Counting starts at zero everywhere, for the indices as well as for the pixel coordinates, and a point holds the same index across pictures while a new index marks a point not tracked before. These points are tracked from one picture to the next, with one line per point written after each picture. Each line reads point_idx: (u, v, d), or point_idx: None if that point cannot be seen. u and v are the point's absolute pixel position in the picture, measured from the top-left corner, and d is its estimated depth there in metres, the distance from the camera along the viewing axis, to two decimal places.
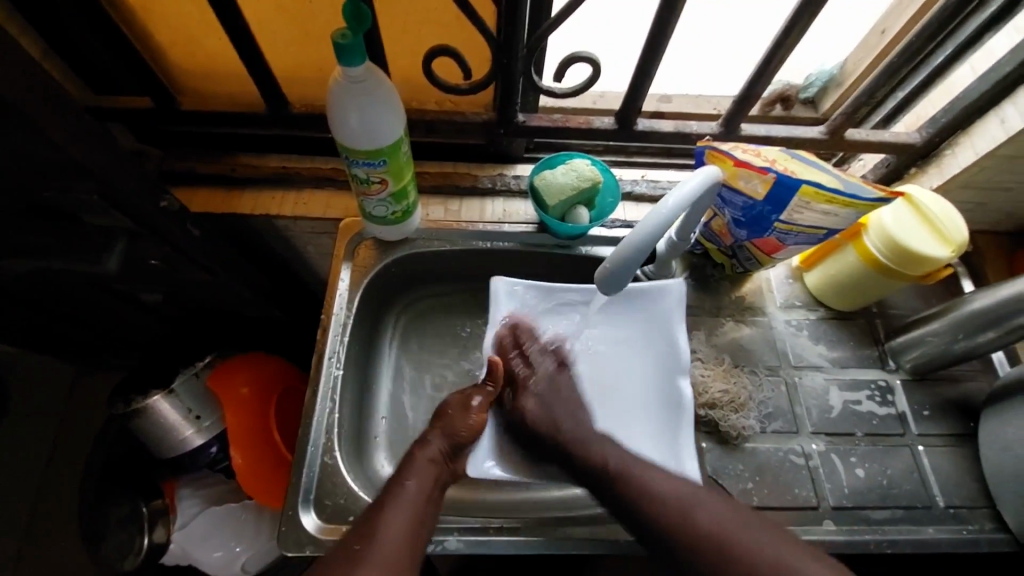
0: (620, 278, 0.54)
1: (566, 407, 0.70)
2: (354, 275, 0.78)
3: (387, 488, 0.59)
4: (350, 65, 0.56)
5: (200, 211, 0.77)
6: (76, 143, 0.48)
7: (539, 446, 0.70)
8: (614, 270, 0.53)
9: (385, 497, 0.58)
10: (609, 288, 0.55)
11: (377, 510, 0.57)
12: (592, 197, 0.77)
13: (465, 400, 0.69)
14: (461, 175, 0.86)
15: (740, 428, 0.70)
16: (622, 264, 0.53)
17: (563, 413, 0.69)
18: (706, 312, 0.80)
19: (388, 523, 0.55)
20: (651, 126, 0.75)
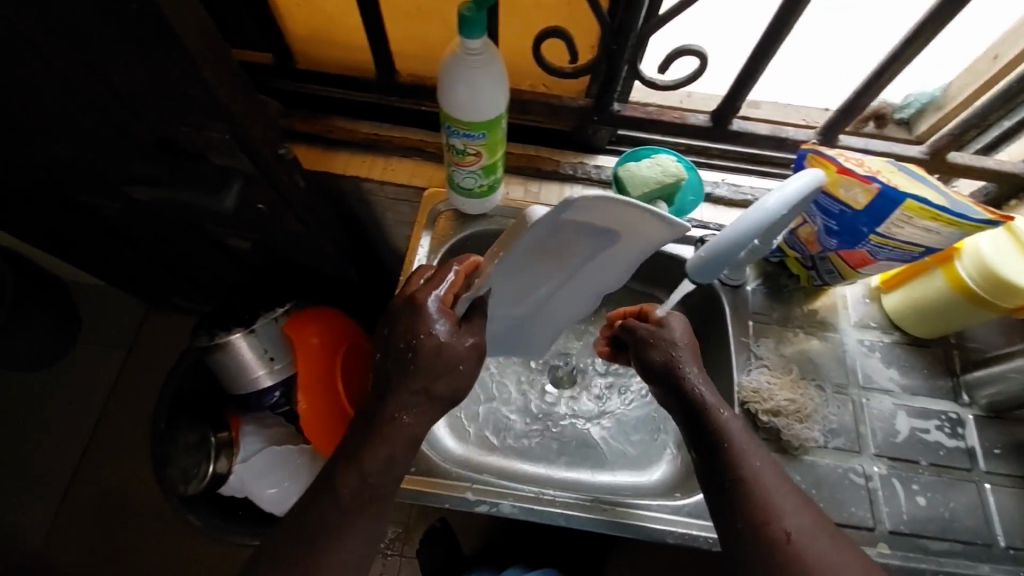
0: (713, 267, 0.56)
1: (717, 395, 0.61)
2: (434, 243, 0.82)
3: (345, 474, 0.54)
4: (469, 37, 0.58)
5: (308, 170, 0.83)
6: (226, 84, 0.52)
7: (686, 424, 0.61)
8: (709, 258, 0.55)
9: (365, 497, 0.54)
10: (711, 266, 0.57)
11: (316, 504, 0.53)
12: (673, 193, 0.77)
13: (458, 354, 0.56)
14: (543, 159, 0.87)
15: (803, 439, 0.69)
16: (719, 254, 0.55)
17: (715, 399, 0.60)
18: (775, 321, 0.79)
19: (353, 530, 0.53)
20: (747, 128, 0.75)
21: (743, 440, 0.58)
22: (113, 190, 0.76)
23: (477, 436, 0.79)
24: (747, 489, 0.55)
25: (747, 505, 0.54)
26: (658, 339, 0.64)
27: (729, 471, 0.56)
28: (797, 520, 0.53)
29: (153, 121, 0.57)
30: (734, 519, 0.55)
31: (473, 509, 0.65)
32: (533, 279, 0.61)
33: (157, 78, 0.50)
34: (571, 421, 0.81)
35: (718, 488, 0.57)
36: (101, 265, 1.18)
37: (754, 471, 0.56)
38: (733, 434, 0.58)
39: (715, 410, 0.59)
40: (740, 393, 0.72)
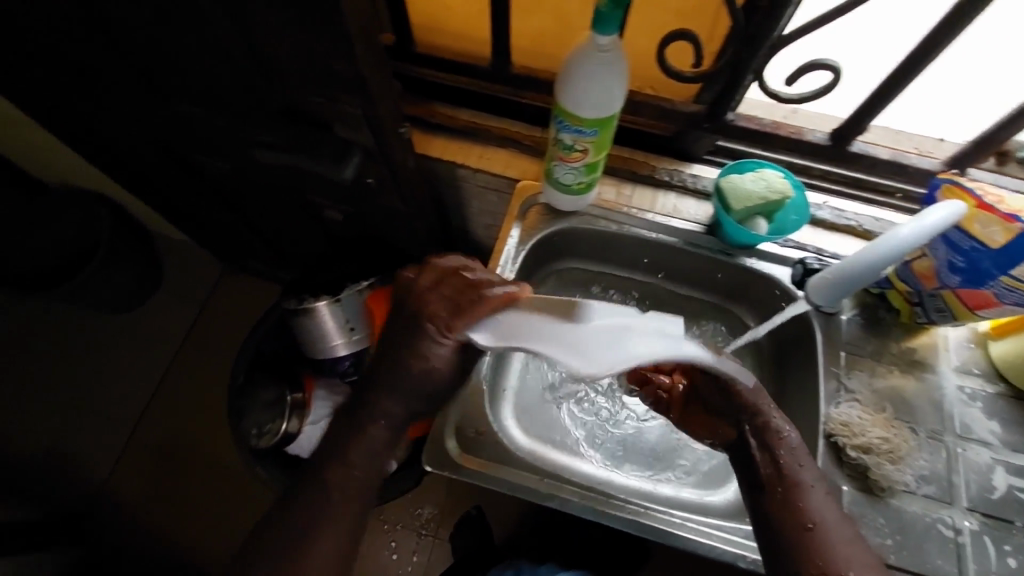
0: (837, 289, 0.64)
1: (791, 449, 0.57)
2: (524, 233, 0.83)
3: (334, 471, 0.57)
4: (600, 33, 0.58)
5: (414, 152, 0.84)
6: (373, 61, 0.54)
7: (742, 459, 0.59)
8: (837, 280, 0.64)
9: (351, 491, 0.57)
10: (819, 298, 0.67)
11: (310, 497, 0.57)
12: (775, 210, 0.76)
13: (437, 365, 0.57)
14: (640, 164, 0.86)
15: (893, 480, 0.66)
16: (846, 278, 0.63)
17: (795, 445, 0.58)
18: (869, 354, 0.76)
19: (333, 523, 0.56)
20: (868, 150, 0.74)
21: (813, 477, 0.56)
22: (230, 151, 0.81)
23: (545, 431, 0.80)
24: (814, 531, 0.53)
25: (813, 546, 0.52)
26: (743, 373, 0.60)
27: (798, 509, 0.54)
28: (859, 565, 0.51)
29: (294, 91, 0.59)
30: (796, 559, 0.53)
31: (544, 502, 0.66)
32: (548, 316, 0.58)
33: (313, 51, 0.52)
34: (640, 429, 0.81)
35: (778, 525, 0.55)
36: (194, 221, 1.25)
37: (822, 512, 0.54)
38: (803, 472, 0.56)
39: (793, 448, 0.57)
40: (828, 425, 0.70)
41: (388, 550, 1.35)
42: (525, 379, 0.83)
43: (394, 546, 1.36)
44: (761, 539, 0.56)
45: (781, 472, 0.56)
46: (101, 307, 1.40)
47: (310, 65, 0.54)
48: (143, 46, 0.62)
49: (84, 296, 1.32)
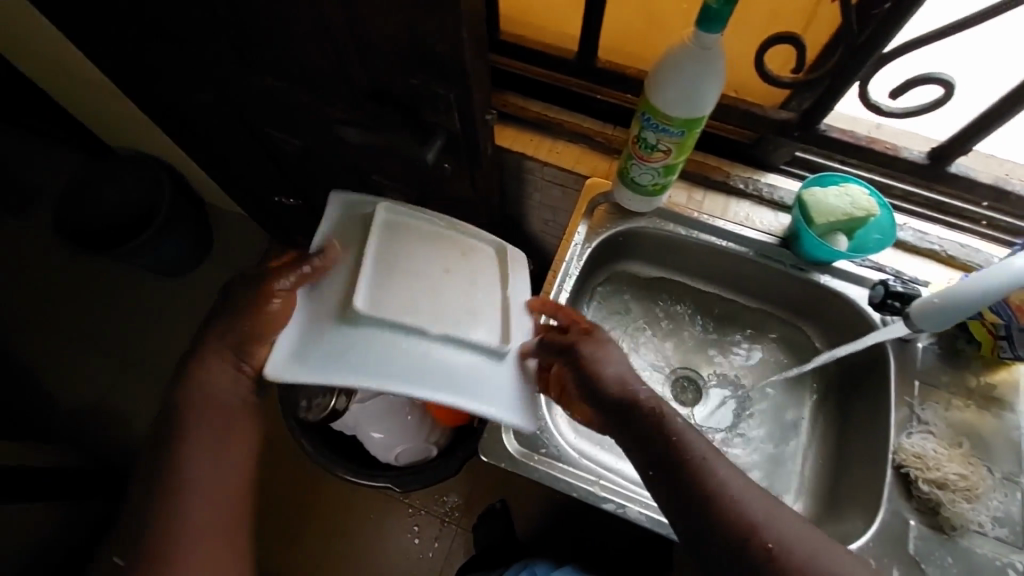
0: (945, 314, 0.61)
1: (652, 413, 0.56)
2: (590, 232, 0.81)
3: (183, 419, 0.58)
4: (706, 31, 0.57)
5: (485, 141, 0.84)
6: (475, 45, 0.53)
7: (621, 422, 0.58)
8: (945, 305, 0.60)
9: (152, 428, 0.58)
10: (927, 321, 0.63)
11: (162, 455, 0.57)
12: (858, 227, 0.73)
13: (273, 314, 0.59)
14: (713, 169, 0.84)
15: (967, 519, 0.63)
16: (957, 304, 0.59)
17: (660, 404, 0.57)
18: (947, 386, 0.72)
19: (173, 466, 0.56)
20: (968, 172, 0.70)
21: (694, 439, 0.54)
22: (306, 126, 0.81)
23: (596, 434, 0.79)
24: (720, 500, 0.51)
25: (726, 517, 0.50)
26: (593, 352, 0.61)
27: (697, 479, 0.52)
28: (775, 526, 0.50)
29: (389, 70, 0.59)
30: (708, 530, 0.50)
31: (599, 506, 0.64)
32: (410, 261, 0.64)
33: (419, 29, 0.51)
34: None
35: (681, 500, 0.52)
36: (248, 192, 1.26)
37: (724, 474, 0.52)
38: (689, 437, 0.54)
39: (659, 417, 0.56)
40: (899, 456, 0.67)
41: (411, 534, 1.35)
42: None
43: (416, 530, 1.35)
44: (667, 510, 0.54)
45: (666, 440, 0.54)
46: (152, 269, 1.44)
47: (412, 43, 0.53)
48: (241, 15, 0.62)
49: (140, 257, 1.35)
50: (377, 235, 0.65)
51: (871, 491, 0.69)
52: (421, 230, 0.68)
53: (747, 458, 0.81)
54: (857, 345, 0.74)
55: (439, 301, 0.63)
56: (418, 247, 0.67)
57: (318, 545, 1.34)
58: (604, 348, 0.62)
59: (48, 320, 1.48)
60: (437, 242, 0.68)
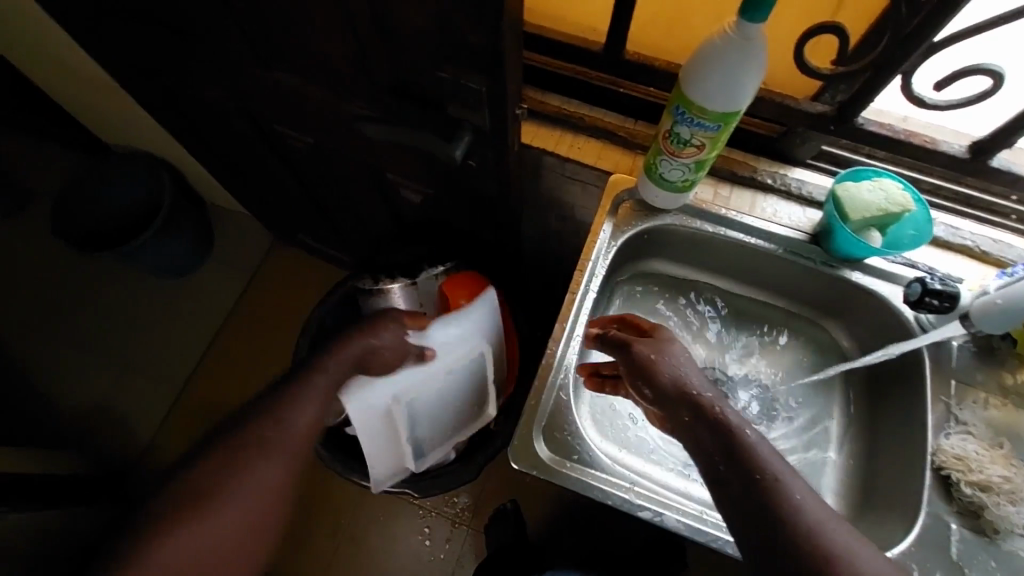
0: (1010, 313, 0.64)
1: (714, 423, 0.53)
2: (615, 230, 0.79)
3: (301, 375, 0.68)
4: (750, 19, 0.55)
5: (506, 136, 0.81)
6: (510, 36, 0.50)
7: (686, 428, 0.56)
8: (1011, 305, 0.63)
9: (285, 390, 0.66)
10: (992, 323, 0.66)
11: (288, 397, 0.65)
12: (891, 223, 0.72)
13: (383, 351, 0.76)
14: (740, 163, 0.82)
15: (1012, 523, 0.62)
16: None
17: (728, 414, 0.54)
18: (985, 385, 0.71)
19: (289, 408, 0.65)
20: (1010, 166, 0.67)
21: (765, 448, 0.51)
22: (319, 121, 0.78)
23: (623, 436, 0.78)
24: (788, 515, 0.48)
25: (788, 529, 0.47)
26: (656, 356, 0.59)
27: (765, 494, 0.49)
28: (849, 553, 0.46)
29: (416, 62, 0.56)
30: (776, 549, 0.47)
31: (634, 514, 0.62)
32: (448, 392, 0.88)
33: (454, 19, 0.48)
34: None
35: (744, 511, 0.49)
36: (251, 190, 1.23)
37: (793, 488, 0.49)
38: (758, 444, 0.51)
39: (722, 426, 0.53)
40: (939, 457, 0.66)
41: (422, 535, 1.33)
42: None
43: (427, 532, 1.33)
44: (726, 518, 0.51)
45: (731, 445, 0.52)
46: (154, 270, 1.40)
47: (445, 34, 0.51)
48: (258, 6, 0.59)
49: (141, 257, 1.31)
50: (467, 352, 0.87)
51: (908, 493, 0.67)
52: (480, 376, 0.91)
53: None
54: (899, 349, 0.72)
55: (422, 427, 0.88)
56: (465, 383, 0.90)
57: (327, 547, 1.32)
58: (672, 345, 0.61)
59: (46, 323, 1.45)
60: (475, 389, 0.92)
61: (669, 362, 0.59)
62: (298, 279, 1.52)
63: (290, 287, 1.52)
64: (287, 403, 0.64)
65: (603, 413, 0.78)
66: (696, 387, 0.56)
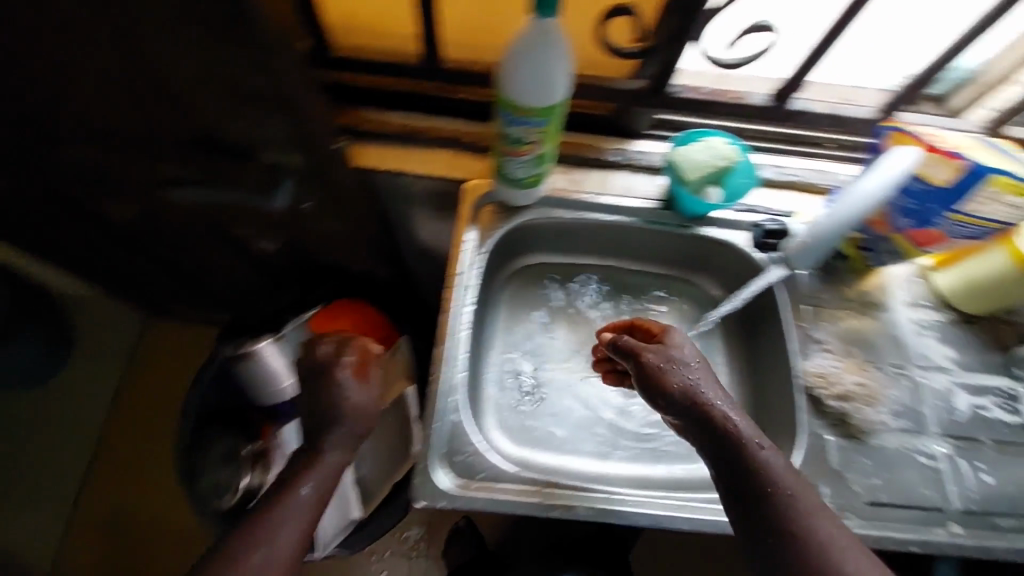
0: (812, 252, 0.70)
1: (733, 439, 0.54)
2: (479, 237, 0.78)
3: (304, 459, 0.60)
4: (542, 16, 0.55)
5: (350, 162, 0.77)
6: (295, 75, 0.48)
7: (702, 439, 0.56)
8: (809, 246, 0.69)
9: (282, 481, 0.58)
10: (802, 259, 0.73)
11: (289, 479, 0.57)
12: (727, 175, 0.76)
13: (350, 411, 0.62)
14: (585, 146, 0.84)
15: (871, 423, 0.70)
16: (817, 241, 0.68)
17: (743, 427, 0.55)
18: (832, 303, 0.79)
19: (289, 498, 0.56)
20: (806, 105, 0.75)
21: (785, 474, 0.52)
22: (134, 193, 0.71)
23: (530, 435, 0.79)
24: (796, 541, 0.49)
25: (790, 536, 0.50)
26: (665, 365, 0.59)
27: (773, 503, 0.51)
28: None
29: (207, 116, 0.52)
30: (779, 553, 0.49)
31: (547, 516, 0.63)
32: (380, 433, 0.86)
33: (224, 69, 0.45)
34: (627, 421, 0.82)
35: (753, 520, 0.51)
36: (96, 273, 1.11)
37: (798, 496, 0.51)
38: (775, 471, 0.52)
39: (738, 439, 0.54)
40: (806, 379, 0.72)
41: None
42: (504, 390, 0.81)
43: None
44: (733, 524, 0.53)
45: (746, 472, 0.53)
46: None
47: (225, 84, 0.48)
48: None
49: None
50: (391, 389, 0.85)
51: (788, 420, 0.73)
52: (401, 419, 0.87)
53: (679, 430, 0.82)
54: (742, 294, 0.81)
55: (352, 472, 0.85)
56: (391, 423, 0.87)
57: None
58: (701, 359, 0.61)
59: None
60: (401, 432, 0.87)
61: (683, 371, 0.59)
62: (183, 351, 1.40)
63: (177, 362, 1.39)
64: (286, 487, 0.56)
65: (516, 420, 0.80)
66: (719, 410, 0.56)
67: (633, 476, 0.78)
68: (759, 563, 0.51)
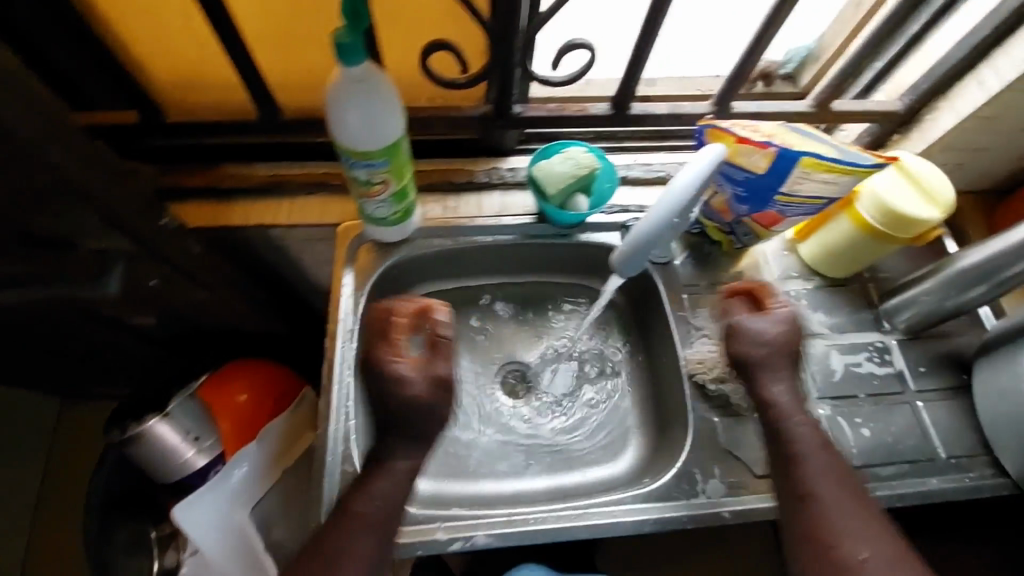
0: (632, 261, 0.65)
1: (804, 419, 0.66)
2: (357, 279, 0.78)
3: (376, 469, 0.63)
4: (348, 65, 0.55)
5: (198, 227, 0.77)
6: None
7: (768, 430, 0.67)
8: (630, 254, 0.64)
9: (346, 503, 0.62)
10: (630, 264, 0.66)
11: (360, 484, 0.62)
12: (590, 184, 0.79)
13: (416, 397, 0.63)
14: (456, 172, 0.86)
15: (750, 399, 0.74)
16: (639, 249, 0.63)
17: (802, 417, 0.66)
18: (708, 289, 0.82)
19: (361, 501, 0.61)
20: (646, 110, 0.75)
21: (808, 448, 0.64)
22: None
23: (440, 464, 0.79)
24: (812, 507, 0.61)
25: (823, 517, 0.60)
26: (751, 335, 0.69)
27: (803, 482, 0.62)
28: (877, 546, 0.58)
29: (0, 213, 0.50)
30: (813, 529, 0.60)
31: (445, 550, 0.64)
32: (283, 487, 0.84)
33: None
34: (535, 434, 0.83)
35: (801, 499, 0.62)
36: None
37: (824, 487, 0.62)
38: (802, 443, 0.64)
39: (788, 428, 0.65)
40: (688, 367, 0.76)
41: None
42: None
43: None
44: (782, 505, 0.64)
45: (781, 442, 0.65)
46: None
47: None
48: None
49: None
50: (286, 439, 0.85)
51: (680, 408, 0.76)
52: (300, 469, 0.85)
53: (587, 433, 0.83)
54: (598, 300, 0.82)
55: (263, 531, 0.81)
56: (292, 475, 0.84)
57: None
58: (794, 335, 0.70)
59: None
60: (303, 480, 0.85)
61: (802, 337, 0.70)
62: (90, 433, 1.26)
63: (73, 451, 1.24)
64: (366, 486, 0.62)
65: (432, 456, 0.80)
66: (773, 396, 0.67)
67: (546, 488, 0.79)
68: (798, 538, 0.61)
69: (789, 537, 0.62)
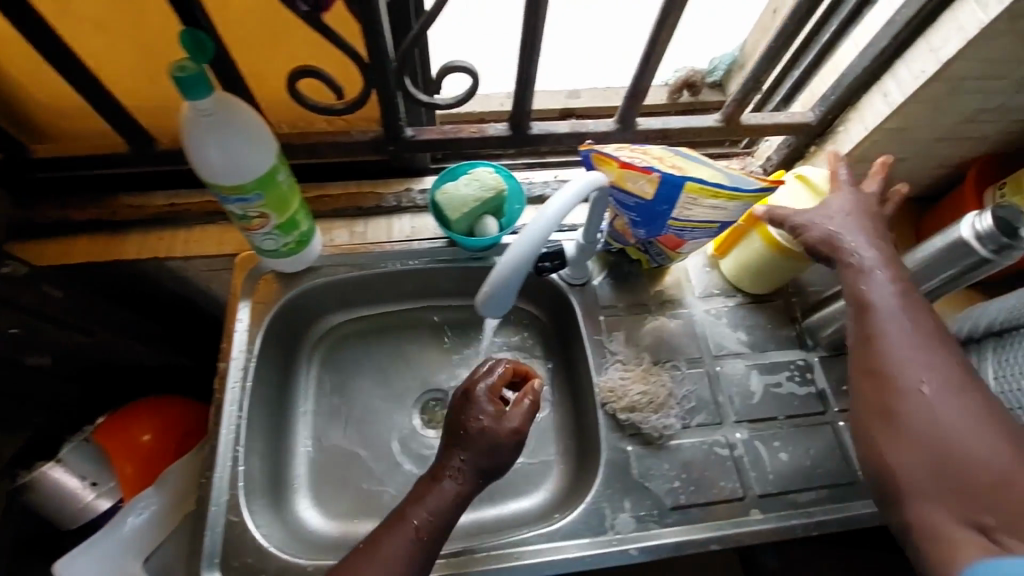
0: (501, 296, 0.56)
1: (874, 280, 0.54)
2: (253, 313, 0.74)
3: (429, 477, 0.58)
4: (195, 100, 0.51)
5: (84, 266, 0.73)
6: None
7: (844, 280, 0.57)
8: (496, 290, 0.55)
9: (400, 512, 0.56)
10: (492, 309, 0.58)
11: (421, 491, 0.57)
12: (499, 206, 0.76)
13: (499, 437, 0.59)
14: (365, 196, 0.82)
15: (661, 428, 0.71)
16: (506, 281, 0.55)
17: (878, 271, 0.55)
18: (627, 311, 0.79)
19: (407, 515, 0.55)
20: (547, 129, 0.72)
21: (879, 299, 0.53)
22: None
23: (349, 504, 0.75)
24: (872, 345, 0.52)
25: (887, 362, 0.51)
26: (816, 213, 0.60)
27: (868, 326, 0.53)
28: (942, 371, 0.49)
29: None
30: (878, 373, 0.51)
31: None
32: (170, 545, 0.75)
33: None
34: None
35: (868, 347, 0.53)
36: None
37: (896, 334, 0.51)
38: (874, 295, 0.54)
39: (856, 277, 0.55)
40: (600, 395, 0.73)
41: None
42: (316, 463, 0.78)
43: None
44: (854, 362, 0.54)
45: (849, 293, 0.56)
46: None
47: None
48: None
49: None
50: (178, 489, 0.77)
51: (595, 437, 0.74)
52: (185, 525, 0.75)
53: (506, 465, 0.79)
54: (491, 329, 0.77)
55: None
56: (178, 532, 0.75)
57: None
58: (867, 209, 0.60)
59: None
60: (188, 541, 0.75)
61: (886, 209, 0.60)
62: None
63: None
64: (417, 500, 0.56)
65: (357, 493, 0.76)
66: (841, 236, 0.58)
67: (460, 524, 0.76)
68: (867, 390, 0.52)
69: (860, 396, 0.53)
